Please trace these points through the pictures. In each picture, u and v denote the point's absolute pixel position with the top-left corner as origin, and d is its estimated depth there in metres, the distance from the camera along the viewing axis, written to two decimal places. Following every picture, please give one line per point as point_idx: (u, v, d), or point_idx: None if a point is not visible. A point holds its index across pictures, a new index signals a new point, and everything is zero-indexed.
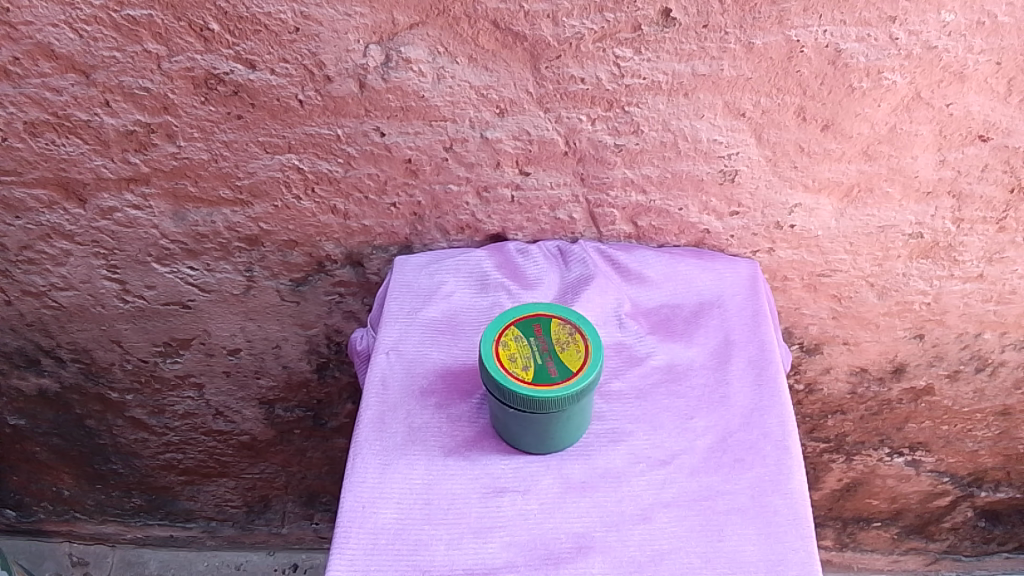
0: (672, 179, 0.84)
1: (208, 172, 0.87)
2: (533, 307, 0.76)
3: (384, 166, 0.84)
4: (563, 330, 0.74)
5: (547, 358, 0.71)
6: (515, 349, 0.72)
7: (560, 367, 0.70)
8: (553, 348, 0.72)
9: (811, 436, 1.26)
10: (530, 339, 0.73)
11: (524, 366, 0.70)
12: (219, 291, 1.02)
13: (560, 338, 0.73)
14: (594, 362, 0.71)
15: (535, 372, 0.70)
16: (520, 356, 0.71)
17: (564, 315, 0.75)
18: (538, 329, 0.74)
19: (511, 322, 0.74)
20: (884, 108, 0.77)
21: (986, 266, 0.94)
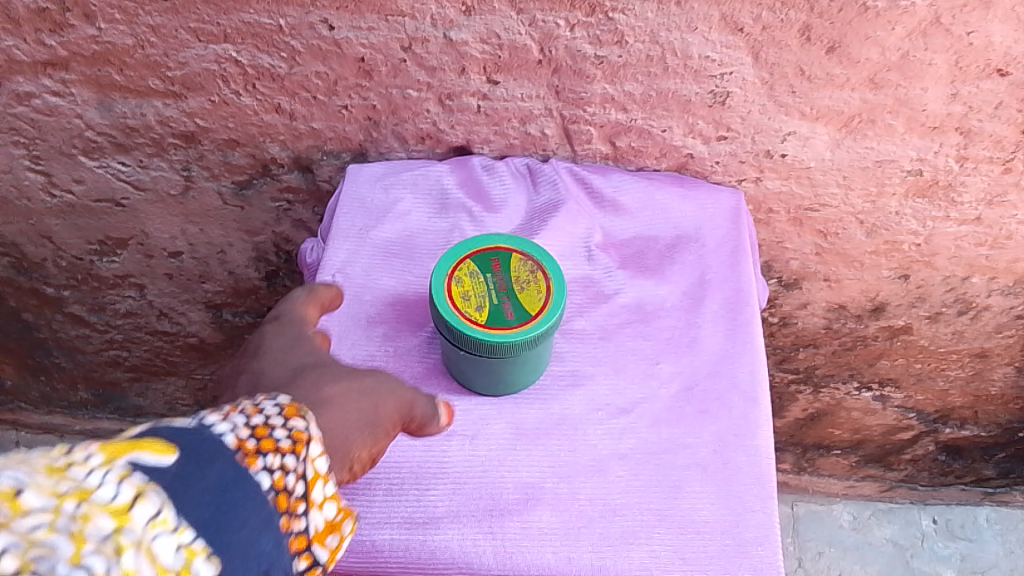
0: (656, 97, 0.75)
1: (134, 59, 0.77)
2: (493, 239, 0.68)
3: (333, 64, 0.75)
4: (523, 267, 0.67)
5: (504, 299, 0.65)
6: (469, 286, 0.65)
7: (518, 310, 0.64)
8: (512, 287, 0.65)
9: (780, 367, 1.22)
10: (487, 276, 0.66)
11: (478, 306, 0.64)
12: (154, 190, 0.93)
13: (520, 277, 0.66)
14: (554, 306, 0.64)
15: (490, 314, 0.64)
16: (474, 294, 0.65)
17: (525, 250, 0.68)
18: (497, 266, 0.67)
19: (468, 255, 0.67)
20: (897, 32, 0.69)
21: (985, 209, 0.87)
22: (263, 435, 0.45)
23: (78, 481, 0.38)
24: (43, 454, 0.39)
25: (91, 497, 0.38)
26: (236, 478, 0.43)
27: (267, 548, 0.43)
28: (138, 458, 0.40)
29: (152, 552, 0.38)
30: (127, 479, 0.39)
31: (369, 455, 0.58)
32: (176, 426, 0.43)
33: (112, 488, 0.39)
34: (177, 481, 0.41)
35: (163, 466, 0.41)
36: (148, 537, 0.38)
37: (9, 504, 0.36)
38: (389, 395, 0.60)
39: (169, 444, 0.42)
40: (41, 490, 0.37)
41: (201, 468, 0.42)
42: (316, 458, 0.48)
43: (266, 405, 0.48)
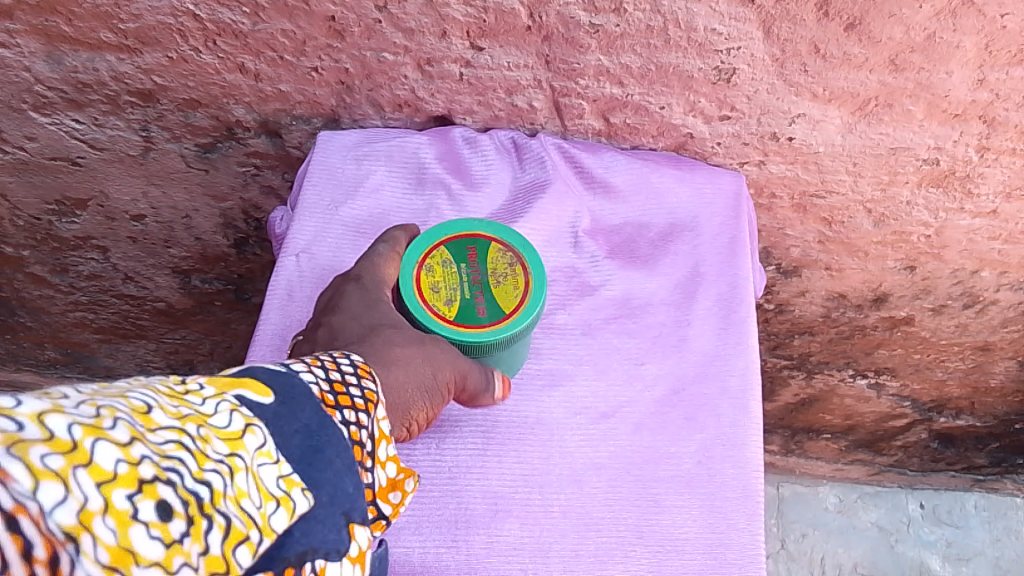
0: (655, 72, 0.69)
1: (83, 9, 0.70)
2: (470, 226, 0.62)
3: (301, 22, 0.68)
4: (502, 258, 0.61)
5: (477, 293, 0.59)
6: (440, 277, 0.60)
7: (491, 307, 0.59)
8: (487, 281, 0.60)
9: (773, 352, 1.16)
10: (460, 267, 0.60)
11: (448, 300, 0.59)
12: (112, 150, 0.86)
13: (497, 270, 0.60)
14: (530, 307, 0.59)
15: (459, 310, 0.59)
16: (445, 286, 0.59)
17: (506, 239, 0.62)
18: (472, 255, 0.61)
19: (441, 241, 0.61)
20: (925, 10, 0.62)
21: (1002, 202, 0.82)
22: (340, 391, 0.43)
23: (195, 407, 0.35)
24: (155, 380, 0.36)
25: (208, 421, 0.35)
26: (326, 424, 0.39)
27: (350, 492, 0.39)
28: (243, 395, 0.37)
29: (259, 479, 0.35)
30: (238, 411, 0.36)
31: (428, 416, 0.55)
32: (269, 369, 0.40)
33: (225, 416, 0.35)
34: (277, 419, 0.37)
35: (266, 404, 0.38)
36: (256, 465, 0.35)
37: (139, 415, 0.32)
38: (452, 363, 0.55)
39: (267, 385, 0.39)
40: (166, 409, 0.34)
41: (296, 410, 0.39)
42: (383, 420, 0.45)
43: (342, 360, 0.45)
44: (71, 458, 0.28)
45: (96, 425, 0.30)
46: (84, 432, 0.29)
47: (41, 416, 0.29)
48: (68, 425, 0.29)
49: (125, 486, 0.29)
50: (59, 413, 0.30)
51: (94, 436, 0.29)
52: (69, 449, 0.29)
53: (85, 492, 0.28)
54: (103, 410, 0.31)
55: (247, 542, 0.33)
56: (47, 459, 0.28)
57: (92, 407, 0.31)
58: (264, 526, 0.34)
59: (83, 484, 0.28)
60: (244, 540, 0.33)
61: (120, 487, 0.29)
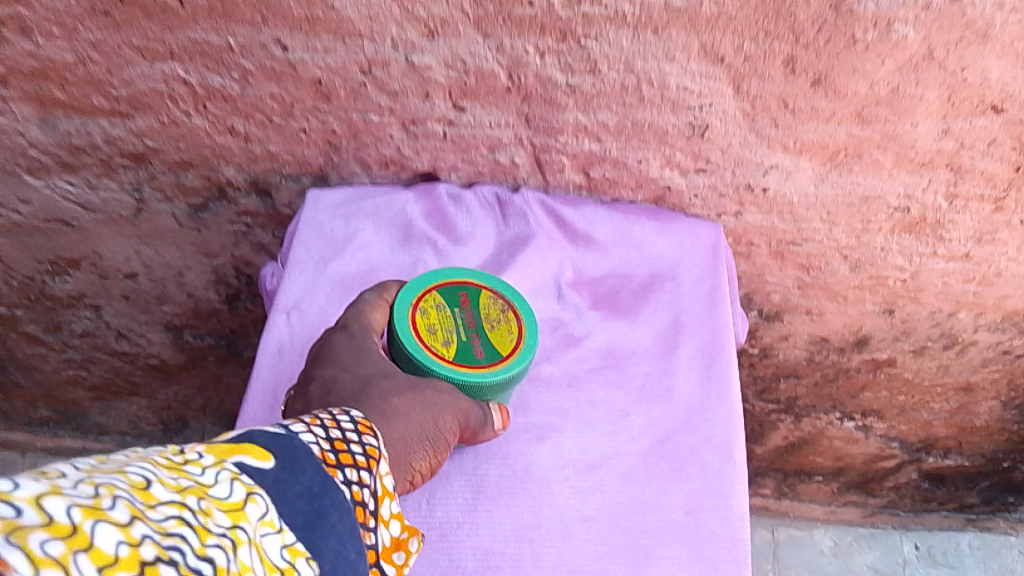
0: (631, 128, 0.71)
1: (76, 76, 0.71)
2: (462, 273, 0.65)
3: (288, 86, 0.70)
4: (494, 305, 0.64)
5: (473, 336, 0.61)
6: (434, 320, 0.61)
7: (488, 349, 0.61)
8: (482, 325, 0.62)
9: (761, 397, 1.18)
10: (454, 311, 0.62)
11: (445, 342, 0.60)
12: (105, 211, 0.87)
13: (490, 315, 0.63)
14: (526, 348, 0.61)
15: (458, 351, 0.60)
16: (441, 329, 0.61)
17: (496, 288, 0.65)
18: (465, 301, 0.63)
19: (433, 288, 0.63)
20: (887, 66, 0.65)
21: (974, 246, 0.84)
22: (341, 449, 0.45)
23: (195, 478, 0.37)
24: (155, 453, 0.38)
25: (207, 493, 0.37)
26: (327, 486, 0.42)
27: (353, 558, 0.41)
28: (242, 460, 0.40)
29: (260, 550, 0.37)
30: (237, 480, 0.38)
31: (431, 466, 0.55)
32: (269, 432, 0.43)
33: (224, 487, 0.37)
34: (277, 484, 0.40)
35: (265, 469, 0.40)
36: (257, 535, 0.37)
37: (138, 492, 0.34)
38: (452, 408, 0.56)
39: (266, 450, 0.41)
40: (165, 483, 0.36)
41: (297, 473, 0.41)
42: (385, 476, 0.48)
43: (342, 418, 0.48)
44: (72, 542, 0.29)
45: (95, 506, 0.31)
46: (83, 514, 0.30)
47: (40, 500, 0.30)
48: (68, 508, 0.30)
49: (128, 569, 0.30)
50: (58, 495, 0.31)
51: (95, 518, 0.31)
52: (69, 534, 0.29)
53: None
54: (102, 489, 0.32)
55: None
56: (47, 545, 0.28)
57: (90, 487, 0.32)
58: None
59: (86, 568, 0.29)
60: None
61: (122, 570, 0.30)
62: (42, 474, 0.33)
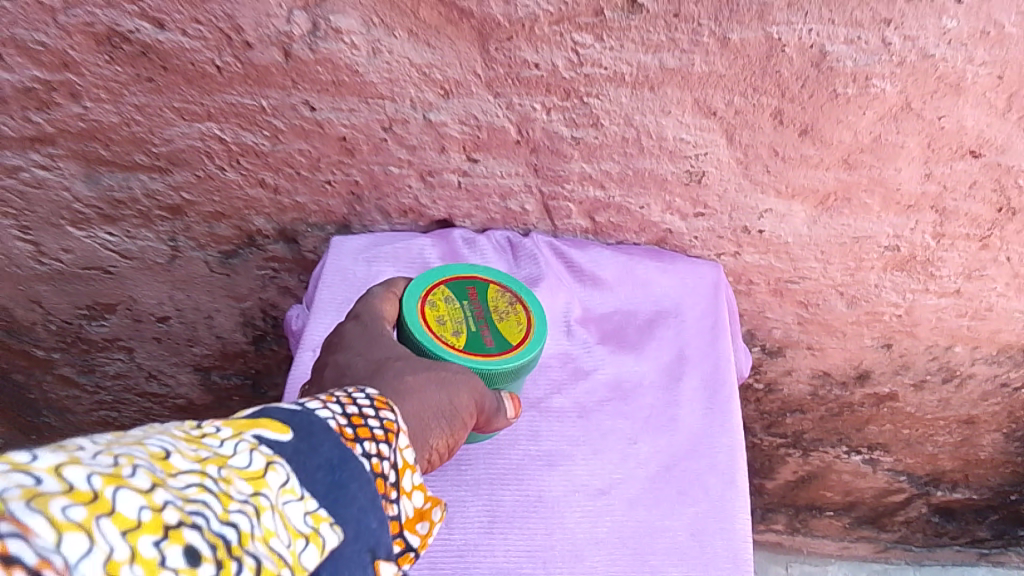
0: (633, 176, 0.76)
1: (120, 136, 0.77)
2: (470, 270, 0.70)
3: (316, 142, 0.76)
4: (502, 298, 0.69)
5: (482, 326, 0.66)
6: (444, 311, 0.66)
7: (497, 337, 0.65)
8: (490, 316, 0.67)
9: (768, 431, 1.21)
10: (463, 303, 0.67)
11: (456, 331, 0.65)
12: (142, 259, 0.93)
13: (498, 307, 0.68)
14: (534, 337, 0.66)
15: (468, 340, 0.64)
16: (451, 319, 0.65)
17: (503, 282, 0.70)
18: (473, 294, 0.68)
19: (441, 281, 0.68)
20: (869, 116, 0.70)
21: (964, 282, 0.88)
22: (358, 424, 0.45)
23: (213, 450, 0.38)
24: (172, 428, 0.39)
25: (228, 463, 0.38)
26: (347, 457, 0.42)
27: (373, 528, 0.42)
28: (260, 434, 0.40)
29: (284, 517, 0.38)
30: (257, 450, 0.39)
31: (448, 445, 0.58)
32: (286, 408, 0.43)
33: (244, 457, 0.38)
34: (298, 455, 0.40)
35: (284, 441, 0.41)
36: (281, 502, 0.38)
37: (159, 463, 0.35)
38: (468, 390, 0.59)
39: (284, 424, 0.41)
40: (184, 455, 0.37)
41: (316, 445, 0.42)
42: (405, 449, 0.48)
43: (357, 395, 0.47)
44: (94, 508, 0.30)
45: (116, 475, 0.33)
46: (104, 482, 0.32)
47: (60, 469, 0.31)
48: (89, 476, 0.31)
49: (151, 533, 0.32)
50: (79, 464, 0.32)
51: (115, 485, 0.32)
52: (91, 500, 0.31)
53: (111, 542, 0.30)
54: (122, 460, 0.34)
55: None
56: (70, 511, 0.30)
57: (110, 458, 0.34)
58: (295, 564, 0.37)
59: (109, 532, 0.30)
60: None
61: (146, 534, 0.31)
62: (64, 446, 0.34)
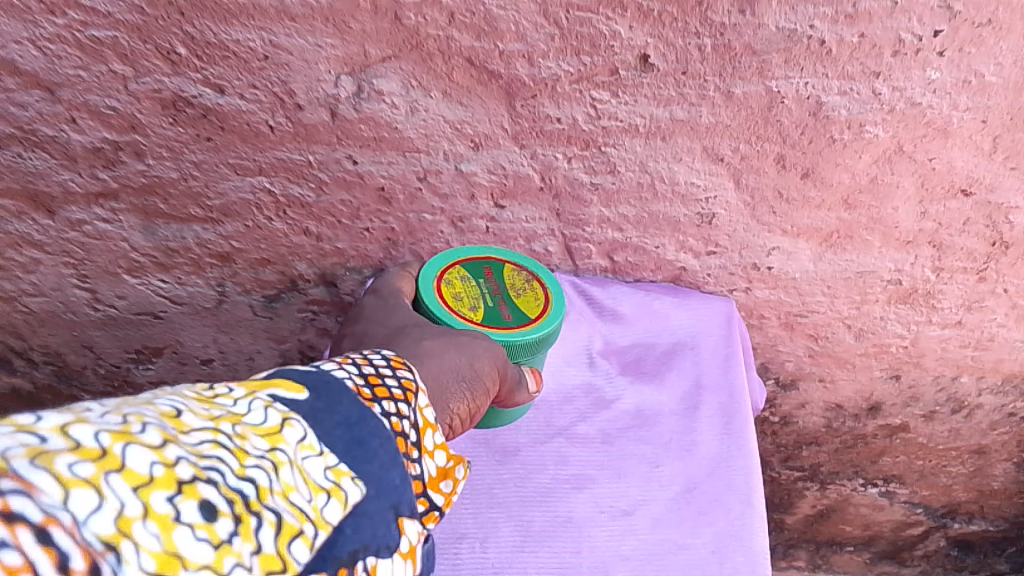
0: (648, 218, 0.83)
1: (178, 190, 0.84)
2: (486, 251, 0.78)
3: (357, 193, 0.82)
4: (518, 276, 0.77)
5: (499, 302, 0.74)
6: (460, 288, 0.74)
7: (514, 312, 0.73)
8: (507, 293, 0.75)
9: (785, 464, 1.25)
10: (480, 281, 0.75)
11: (473, 307, 0.73)
12: (190, 303, 0.99)
13: (514, 284, 0.76)
14: (551, 312, 0.73)
15: (485, 314, 0.72)
16: (469, 297, 0.74)
17: (518, 261, 0.78)
18: (489, 272, 0.76)
19: (458, 262, 0.76)
20: (864, 160, 0.76)
21: (965, 313, 0.93)
22: (376, 383, 0.49)
23: (226, 408, 0.41)
24: (184, 389, 0.42)
25: (242, 421, 0.40)
26: (364, 415, 0.46)
27: (397, 484, 0.45)
28: (275, 392, 0.43)
29: (303, 472, 0.41)
30: (270, 407, 0.42)
31: (468, 411, 0.63)
32: (301, 370, 0.46)
33: (258, 414, 0.41)
34: (315, 412, 0.44)
35: (299, 400, 0.44)
36: (299, 458, 0.41)
37: (171, 420, 0.38)
38: (488, 356, 0.64)
39: (300, 384, 0.45)
40: (196, 413, 0.39)
41: (333, 405, 0.45)
42: (424, 408, 0.52)
43: (375, 356, 0.52)
44: (102, 465, 0.33)
45: (126, 432, 0.35)
46: (113, 439, 0.34)
47: (68, 429, 0.33)
48: (98, 435, 0.34)
49: (165, 488, 0.34)
50: (87, 424, 0.34)
51: (125, 442, 0.34)
52: (100, 457, 0.33)
53: (122, 498, 0.32)
54: (133, 418, 0.36)
55: (301, 535, 0.38)
56: (78, 468, 0.32)
57: (120, 417, 0.36)
58: (316, 518, 0.40)
59: (120, 488, 0.32)
60: (297, 533, 0.38)
61: (158, 489, 0.34)
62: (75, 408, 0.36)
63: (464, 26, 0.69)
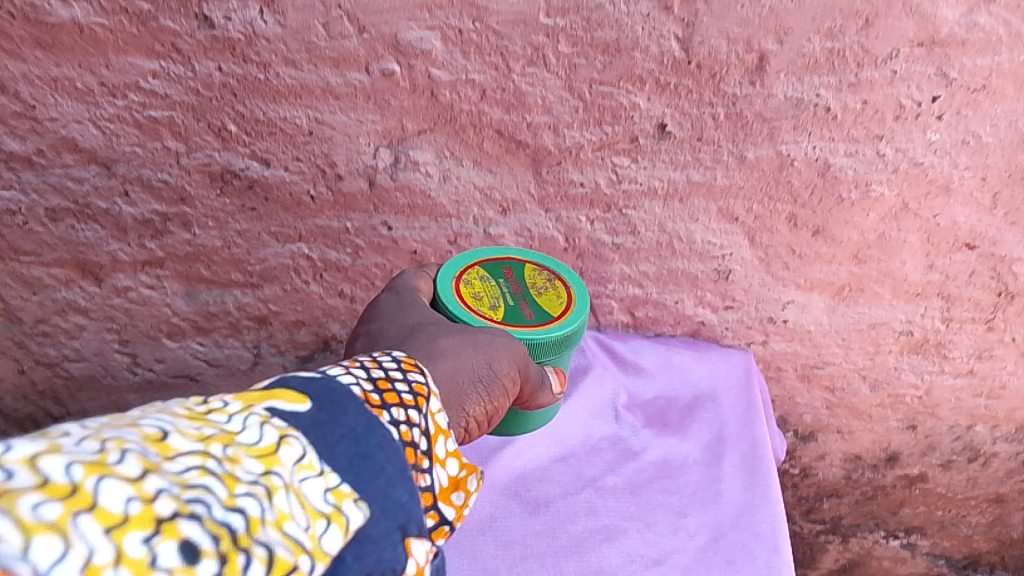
0: (668, 275, 0.87)
1: (221, 257, 0.88)
2: (505, 253, 0.79)
3: (390, 256, 0.87)
4: (538, 276, 0.78)
5: (521, 300, 0.75)
6: (481, 287, 0.75)
7: (536, 309, 0.74)
8: (528, 292, 0.76)
9: (807, 517, 1.25)
10: (500, 281, 0.76)
11: (495, 304, 0.73)
12: (227, 365, 0.99)
13: (536, 284, 0.77)
14: (574, 308, 0.74)
15: (507, 310, 0.73)
16: (491, 295, 0.74)
17: (537, 263, 0.79)
18: (509, 273, 0.77)
19: (477, 263, 0.77)
20: (872, 217, 0.80)
21: (976, 362, 0.96)
22: (385, 389, 0.45)
23: (219, 426, 0.37)
24: (175, 407, 0.38)
25: (235, 442, 0.36)
26: (372, 426, 0.41)
27: (404, 501, 0.40)
28: (275, 404, 0.39)
29: (302, 496, 0.36)
30: (268, 424, 0.38)
31: (485, 413, 0.63)
32: (303, 377, 0.43)
33: (255, 433, 0.37)
34: (318, 425, 0.40)
35: (301, 412, 0.40)
36: (297, 481, 0.37)
37: (155, 445, 0.34)
38: (507, 356, 0.64)
39: (302, 394, 0.41)
40: (184, 434, 0.35)
41: (339, 416, 0.41)
42: (436, 413, 0.48)
43: (385, 360, 0.48)
44: (69, 504, 0.29)
45: (100, 464, 0.31)
46: (85, 472, 0.30)
47: (34, 462, 0.29)
48: (68, 467, 0.30)
49: (140, 528, 0.30)
50: (58, 455, 0.30)
51: (98, 476, 0.30)
52: (68, 494, 0.29)
53: (91, 543, 0.28)
54: (111, 446, 0.32)
55: (296, 571, 0.33)
56: (42, 509, 0.28)
57: (98, 444, 0.32)
58: (314, 549, 0.35)
59: (88, 530, 0.28)
60: (292, 568, 0.33)
61: (133, 530, 0.29)
62: (48, 434, 0.33)
63: (495, 100, 0.74)
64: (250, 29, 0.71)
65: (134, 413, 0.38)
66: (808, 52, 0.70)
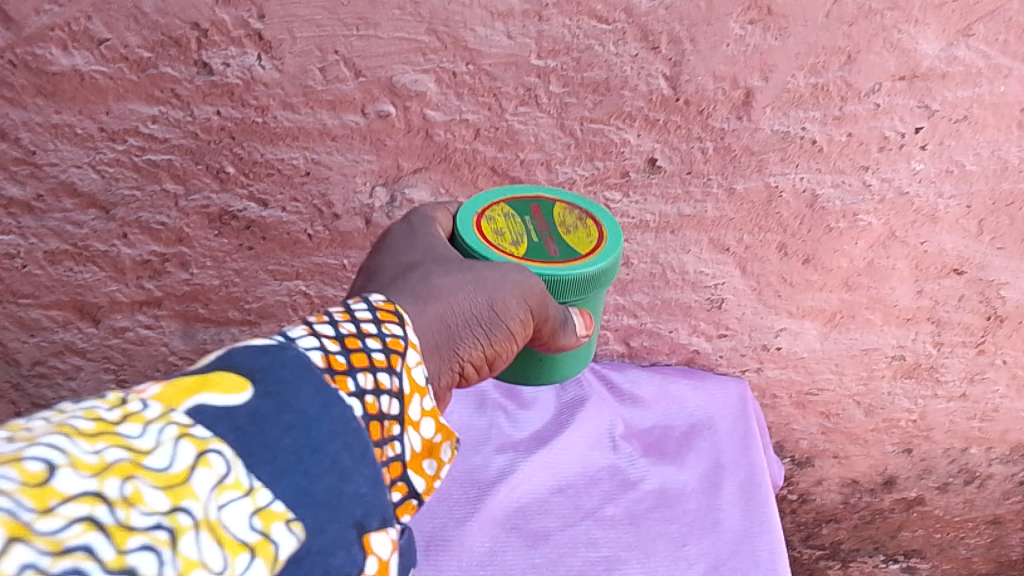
0: (661, 305, 0.88)
1: (219, 295, 0.88)
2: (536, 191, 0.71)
3: None
4: (568, 214, 0.70)
5: (546, 239, 0.67)
6: (504, 224, 0.67)
7: (562, 248, 0.66)
8: (554, 230, 0.68)
9: (806, 543, 1.23)
10: (526, 219, 0.68)
11: (516, 242, 0.65)
12: None
13: (564, 222, 0.69)
14: (604, 249, 0.66)
15: (529, 248, 0.65)
16: (514, 232, 0.66)
17: (568, 200, 0.71)
18: (536, 210, 0.69)
19: (502, 199, 0.69)
20: (861, 245, 0.82)
21: (968, 385, 0.97)
22: (354, 347, 0.43)
23: (127, 443, 0.31)
24: (79, 412, 0.32)
25: (140, 470, 0.30)
26: (326, 410, 0.37)
27: (364, 492, 0.36)
28: (203, 402, 0.34)
29: (219, 531, 0.31)
30: (186, 438, 0.32)
31: (481, 359, 0.57)
32: (251, 352, 0.38)
33: (167, 454, 0.31)
34: (256, 420, 0.35)
35: (234, 408, 0.35)
36: (213, 512, 0.31)
37: (34, 489, 0.28)
38: (516, 297, 0.58)
39: (242, 381, 0.36)
40: (76, 462, 0.29)
41: (285, 403, 0.36)
42: (414, 367, 0.47)
43: (358, 309, 0.46)
44: None
45: None
46: None
47: None
48: None
49: None
50: None
51: None
52: None
53: None
54: None
55: None
56: None
57: None
58: None
59: None
60: None
61: None
62: None
63: (488, 139, 0.76)
64: (248, 74, 0.73)
65: (28, 422, 0.31)
66: (793, 88, 0.72)
